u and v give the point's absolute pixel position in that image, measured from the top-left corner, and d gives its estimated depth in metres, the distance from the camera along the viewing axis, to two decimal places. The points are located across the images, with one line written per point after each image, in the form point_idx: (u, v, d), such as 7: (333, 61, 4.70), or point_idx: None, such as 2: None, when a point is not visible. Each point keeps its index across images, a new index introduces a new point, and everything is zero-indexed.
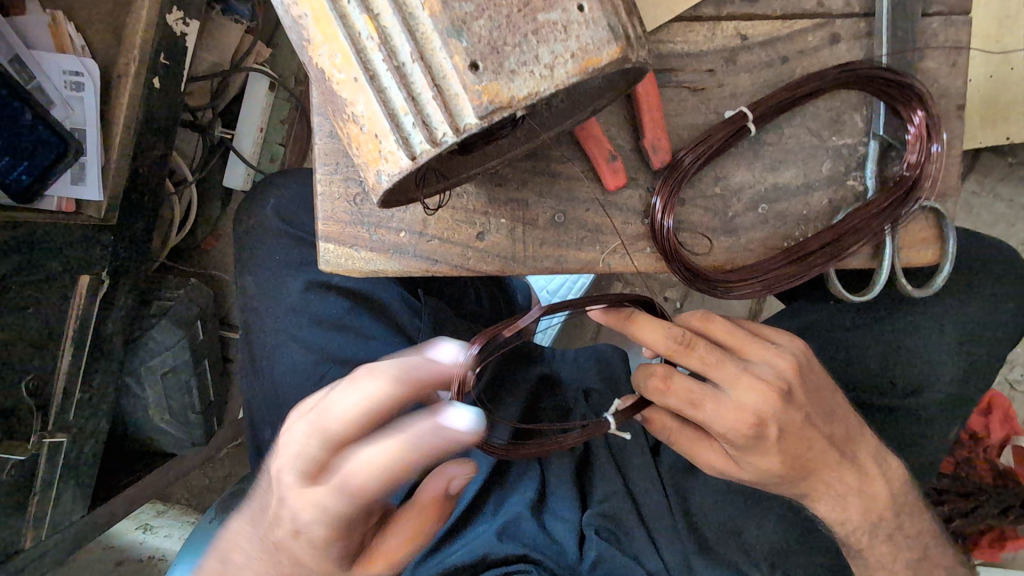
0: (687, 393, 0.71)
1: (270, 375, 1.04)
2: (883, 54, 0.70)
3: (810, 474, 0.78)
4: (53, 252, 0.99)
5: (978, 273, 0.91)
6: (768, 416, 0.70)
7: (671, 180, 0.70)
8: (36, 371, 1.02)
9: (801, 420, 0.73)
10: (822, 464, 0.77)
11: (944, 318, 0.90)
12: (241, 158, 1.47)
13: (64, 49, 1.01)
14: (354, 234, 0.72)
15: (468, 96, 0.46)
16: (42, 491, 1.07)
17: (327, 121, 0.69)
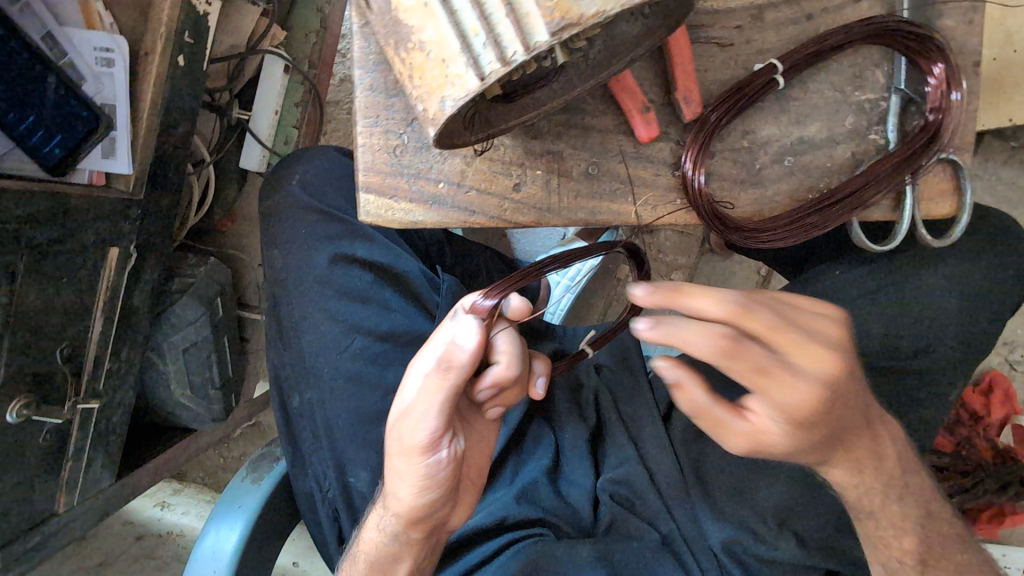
0: (758, 361, 0.59)
1: (299, 343, 1.07)
2: (906, 8, 0.74)
3: (840, 441, 0.70)
4: (84, 223, 1.00)
5: (988, 236, 0.95)
6: (734, 330, 0.59)
7: (701, 136, 0.73)
8: (69, 339, 1.03)
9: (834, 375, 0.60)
10: (850, 432, 0.69)
11: (955, 278, 0.93)
12: (257, 139, 1.49)
13: (93, 26, 1.06)
14: (394, 185, 0.74)
15: (540, 13, 0.46)
16: (73, 457, 1.09)
17: (370, 74, 0.72)
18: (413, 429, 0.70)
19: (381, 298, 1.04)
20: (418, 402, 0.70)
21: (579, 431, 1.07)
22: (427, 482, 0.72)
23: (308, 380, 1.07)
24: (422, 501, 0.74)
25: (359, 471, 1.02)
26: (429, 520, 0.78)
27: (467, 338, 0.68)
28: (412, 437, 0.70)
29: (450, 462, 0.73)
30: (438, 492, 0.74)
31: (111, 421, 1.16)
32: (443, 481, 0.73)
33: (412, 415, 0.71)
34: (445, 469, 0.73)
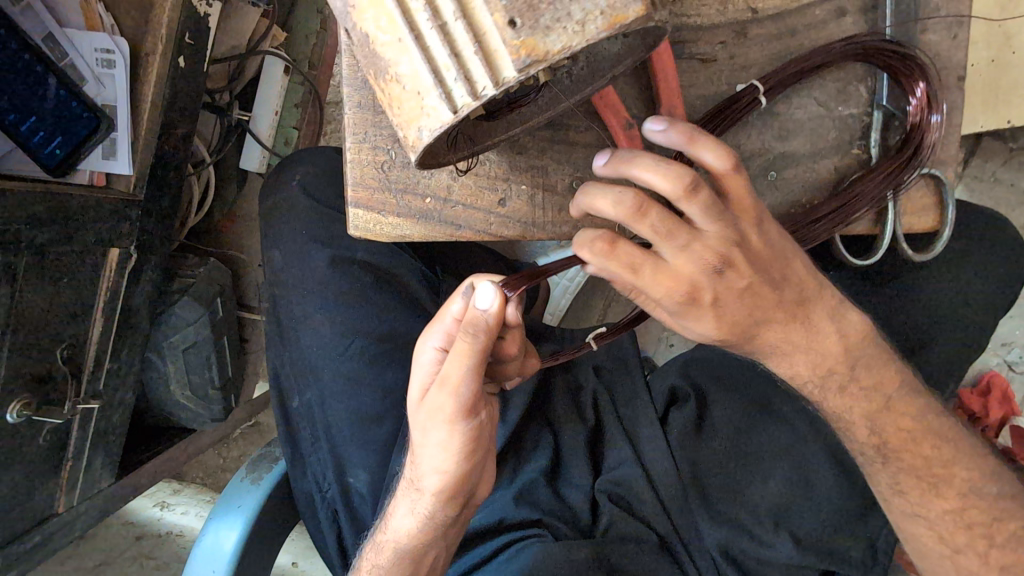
0: (630, 259, 0.59)
1: (298, 344, 1.05)
2: (888, 27, 0.74)
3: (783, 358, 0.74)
4: (87, 225, 1.02)
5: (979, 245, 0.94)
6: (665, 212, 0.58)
7: (685, 150, 0.73)
8: (68, 341, 1.04)
9: (743, 287, 0.62)
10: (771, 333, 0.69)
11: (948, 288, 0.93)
12: (257, 140, 1.50)
13: (95, 29, 1.03)
14: (382, 200, 0.75)
15: (507, 51, 0.47)
16: (74, 457, 1.12)
17: (357, 92, 0.73)
18: (446, 407, 0.72)
19: (377, 303, 1.03)
20: (445, 381, 0.71)
21: (577, 433, 1.06)
22: (467, 452, 0.77)
23: (307, 384, 1.05)
24: (462, 470, 0.79)
25: (358, 472, 1.02)
26: (466, 488, 0.82)
27: (494, 315, 0.66)
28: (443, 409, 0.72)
29: (482, 429, 0.77)
30: (473, 460, 0.79)
31: (110, 423, 1.19)
32: (477, 450, 0.78)
33: (441, 395, 0.71)
34: (480, 436, 0.77)
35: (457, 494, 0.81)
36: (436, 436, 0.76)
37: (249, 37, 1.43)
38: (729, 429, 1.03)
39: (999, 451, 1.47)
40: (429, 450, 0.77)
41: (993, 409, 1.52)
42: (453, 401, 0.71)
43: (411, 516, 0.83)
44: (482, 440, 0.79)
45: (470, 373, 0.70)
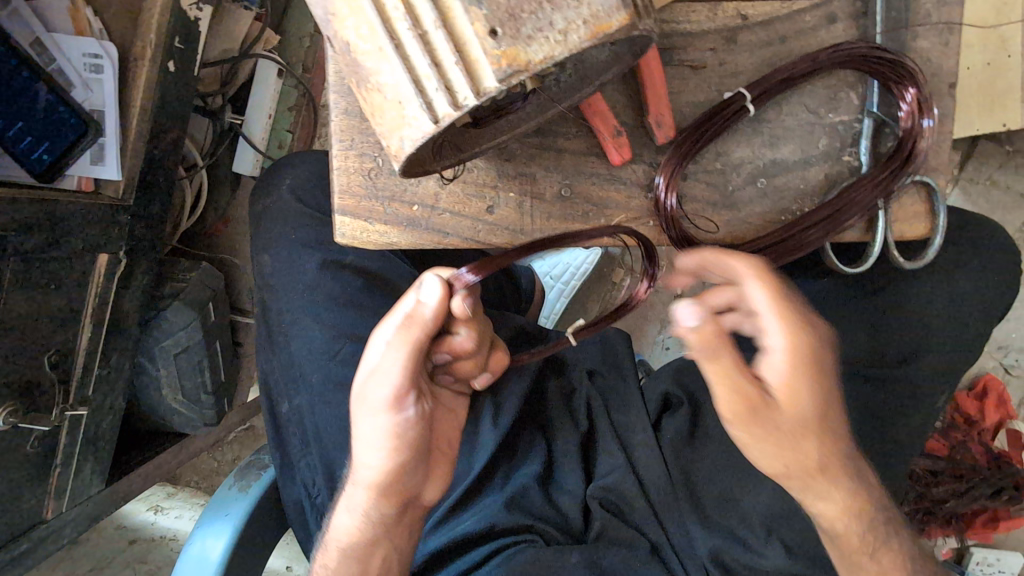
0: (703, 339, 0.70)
1: (287, 351, 1.05)
2: (878, 33, 0.73)
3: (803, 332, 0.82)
4: (74, 231, 1.01)
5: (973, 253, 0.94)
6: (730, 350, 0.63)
7: (674, 158, 0.73)
8: (56, 347, 1.04)
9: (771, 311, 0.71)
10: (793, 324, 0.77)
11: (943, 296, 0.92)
12: (250, 143, 1.49)
13: (83, 34, 1.03)
14: (369, 207, 0.75)
15: (488, 60, 0.46)
16: (63, 464, 1.11)
17: (343, 98, 0.72)
18: (379, 388, 0.73)
19: (367, 308, 1.02)
20: (383, 362, 0.73)
21: (569, 439, 1.05)
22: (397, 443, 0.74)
23: (296, 390, 1.05)
24: (394, 463, 0.75)
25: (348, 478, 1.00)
26: (400, 488, 0.78)
27: (437, 298, 0.71)
28: (377, 395, 0.73)
29: (418, 421, 0.75)
30: (407, 455, 0.76)
31: (100, 428, 1.18)
32: (412, 442, 0.76)
33: (376, 374, 0.73)
34: (414, 429, 0.75)
35: (389, 493, 0.78)
36: (366, 424, 0.75)
37: (241, 41, 1.41)
38: (722, 436, 1.02)
39: (995, 454, 1.48)
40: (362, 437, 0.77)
41: (989, 413, 1.53)
42: (384, 381, 0.73)
43: (349, 513, 0.80)
44: (410, 435, 0.75)
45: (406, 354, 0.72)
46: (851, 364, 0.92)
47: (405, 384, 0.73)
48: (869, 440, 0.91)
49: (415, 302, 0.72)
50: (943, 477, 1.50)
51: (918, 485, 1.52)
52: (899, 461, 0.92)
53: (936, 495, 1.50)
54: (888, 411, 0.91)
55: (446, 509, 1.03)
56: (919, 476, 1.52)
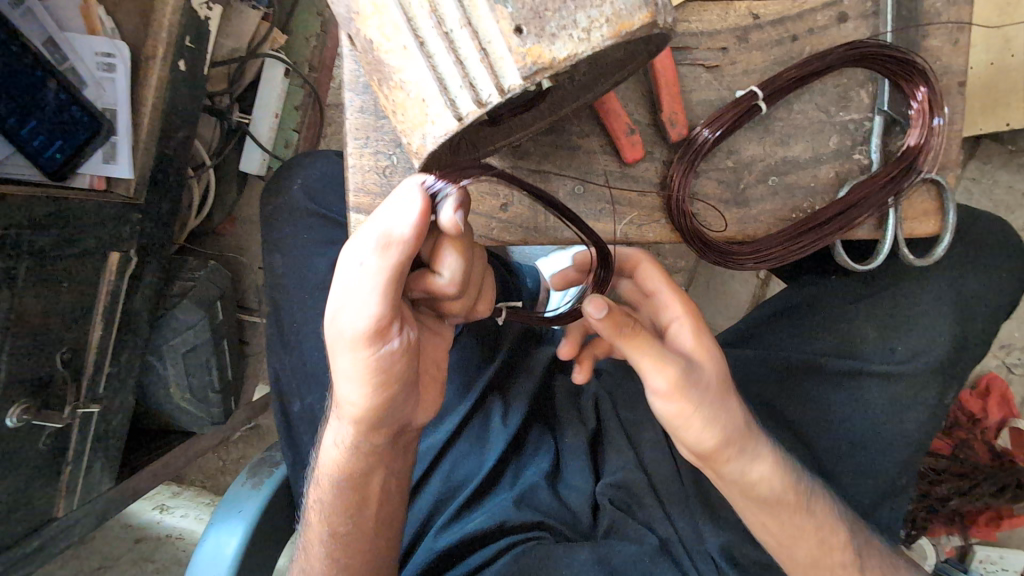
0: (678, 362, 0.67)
1: (298, 348, 1.05)
2: (888, 32, 0.74)
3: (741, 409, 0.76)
4: (86, 228, 1.01)
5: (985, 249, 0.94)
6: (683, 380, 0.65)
7: (687, 156, 0.74)
8: (69, 344, 1.04)
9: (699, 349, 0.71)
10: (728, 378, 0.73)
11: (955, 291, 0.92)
12: (257, 143, 1.49)
13: (95, 32, 1.02)
14: (383, 205, 0.75)
15: (513, 58, 0.47)
16: (73, 462, 1.12)
17: (359, 97, 0.73)
18: (356, 321, 0.60)
19: None
20: (365, 299, 0.60)
21: (578, 437, 1.06)
22: (379, 376, 0.64)
23: (307, 387, 1.05)
24: (383, 396, 0.67)
25: None
26: (390, 416, 0.71)
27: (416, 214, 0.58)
28: (349, 328, 0.61)
29: (410, 350, 0.65)
30: (401, 383, 0.67)
31: (110, 426, 1.19)
32: (400, 373, 0.66)
33: (359, 307, 0.60)
34: (406, 358, 0.65)
35: (376, 424, 0.71)
36: (338, 357, 0.64)
37: (249, 41, 1.42)
38: None
39: (999, 452, 1.48)
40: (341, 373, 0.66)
41: (992, 411, 1.54)
42: (367, 311, 0.60)
43: (338, 445, 0.75)
44: (389, 373, 0.65)
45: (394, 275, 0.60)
46: (861, 360, 0.92)
47: (392, 309, 0.61)
48: (875, 435, 0.92)
49: (386, 221, 0.59)
50: (946, 475, 1.50)
51: (922, 482, 1.53)
52: (907, 457, 0.92)
53: (940, 492, 1.52)
54: (894, 407, 0.92)
55: (458, 506, 1.02)
56: (924, 473, 1.53)
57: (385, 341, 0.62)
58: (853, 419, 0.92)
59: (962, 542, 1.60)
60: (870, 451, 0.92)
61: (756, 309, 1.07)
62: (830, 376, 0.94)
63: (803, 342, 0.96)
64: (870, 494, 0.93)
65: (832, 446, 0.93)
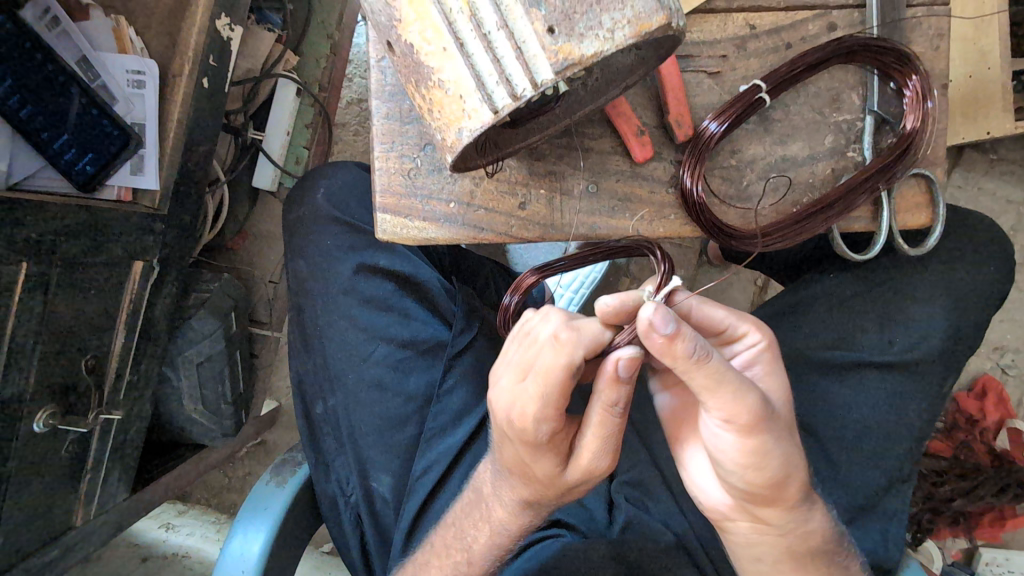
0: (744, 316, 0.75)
1: (321, 352, 1.06)
2: (875, 25, 0.80)
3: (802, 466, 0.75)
4: (114, 236, 1.05)
5: (984, 240, 0.97)
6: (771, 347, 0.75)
7: (695, 151, 0.79)
8: (93, 352, 1.07)
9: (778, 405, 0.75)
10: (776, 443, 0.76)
11: (952, 283, 0.96)
12: (270, 159, 1.54)
13: (126, 51, 1.07)
14: (408, 205, 0.80)
15: (545, 55, 0.52)
16: (93, 469, 1.13)
17: (386, 104, 0.78)
18: (527, 428, 0.69)
19: (401, 309, 1.04)
20: (525, 388, 0.68)
21: None
22: (558, 454, 0.72)
23: (329, 391, 1.06)
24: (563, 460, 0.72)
25: (381, 475, 1.02)
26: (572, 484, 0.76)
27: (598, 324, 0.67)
28: (528, 398, 0.68)
29: (601, 435, 0.69)
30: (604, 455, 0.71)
31: (128, 434, 1.20)
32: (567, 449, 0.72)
33: (532, 421, 0.68)
34: (602, 434, 0.69)
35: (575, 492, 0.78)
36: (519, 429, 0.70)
37: (264, 62, 1.48)
38: None
39: (998, 452, 1.52)
40: (518, 465, 0.77)
41: (991, 411, 1.57)
42: (540, 422, 0.68)
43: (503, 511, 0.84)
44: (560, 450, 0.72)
45: (553, 390, 0.66)
46: (859, 352, 0.96)
47: (557, 413, 0.68)
48: (878, 421, 0.96)
49: (579, 324, 0.67)
50: (948, 475, 1.54)
51: (925, 483, 1.55)
52: (907, 445, 0.96)
53: (944, 494, 1.54)
54: (893, 395, 0.96)
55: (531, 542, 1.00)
56: (925, 474, 1.55)
57: (551, 439, 0.70)
58: (857, 407, 0.96)
59: (968, 545, 1.63)
60: (872, 440, 0.95)
61: (757, 309, 1.11)
62: (834, 368, 0.97)
63: (807, 335, 1.00)
64: (875, 482, 0.95)
65: (838, 436, 0.96)
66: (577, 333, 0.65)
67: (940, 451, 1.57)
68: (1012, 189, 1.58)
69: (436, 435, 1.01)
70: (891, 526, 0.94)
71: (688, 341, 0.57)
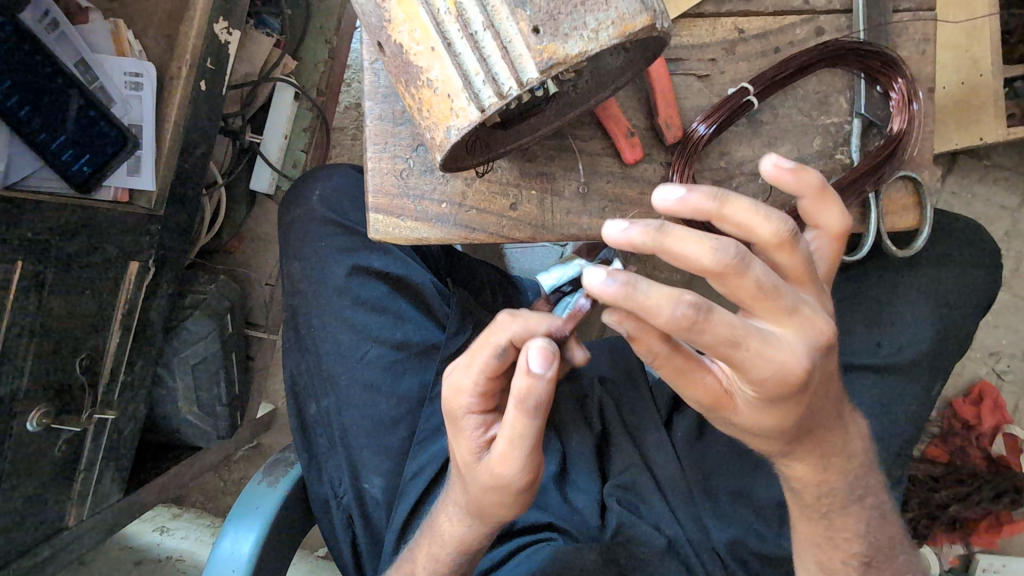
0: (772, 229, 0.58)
1: (315, 353, 1.07)
2: (862, 29, 0.81)
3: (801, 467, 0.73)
4: (109, 237, 1.05)
5: (973, 243, 0.98)
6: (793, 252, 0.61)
7: (684, 152, 0.80)
8: (87, 352, 1.07)
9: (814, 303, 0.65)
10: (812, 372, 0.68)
11: (940, 286, 0.96)
12: (267, 162, 1.55)
13: (124, 53, 1.09)
14: (400, 205, 0.80)
15: (530, 55, 0.53)
16: (86, 470, 1.13)
17: (379, 105, 0.79)
18: (451, 404, 0.71)
19: (394, 310, 1.05)
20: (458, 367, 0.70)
21: (585, 438, 1.06)
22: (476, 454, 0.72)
23: (322, 392, 1.07)
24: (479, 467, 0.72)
25: (373, 476, 1.02)
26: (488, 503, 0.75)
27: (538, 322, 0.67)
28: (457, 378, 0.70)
29: (511, 440, 0.66)
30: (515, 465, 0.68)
31: (122, 435, 1.20)
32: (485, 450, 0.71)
33: (460, 392, 0.69)
34: (514, 439, 0.66)
35: (485, 505, 0.76)
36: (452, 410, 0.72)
37: (261, 65, 1.49)
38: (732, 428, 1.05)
39: (994, 457, 1.53)
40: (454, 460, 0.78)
41: (986, 417, 1.57)
42: (467, 395, 0.69)
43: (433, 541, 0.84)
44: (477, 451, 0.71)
45: (485, 366, 0.67)
46: (848, 354, 0.97)
47: (489, 392, 0.69)
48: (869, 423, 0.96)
49: (517, 318, 0.67)
50: (944, 481, 1.54)
51: (921, 489, 1.55)
52: (898, 447, 0.96)
53: (940, 499, 1.54)
54: (882, 397, 0.96)
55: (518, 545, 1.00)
56: (921, 480, 1.55)
57: (474, 421, 0.71)
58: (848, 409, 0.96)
59: (964, 551, 1.62)
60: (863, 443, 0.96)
61: None
62: None
63: None
64: None
65: None
66: (513, 320, 0.66)
67: (936, 457, 1.58)
68: (1004, 195, 1.59)
69: (428, 437, 1.02)
70: None
71: (650, 301, 0.53)
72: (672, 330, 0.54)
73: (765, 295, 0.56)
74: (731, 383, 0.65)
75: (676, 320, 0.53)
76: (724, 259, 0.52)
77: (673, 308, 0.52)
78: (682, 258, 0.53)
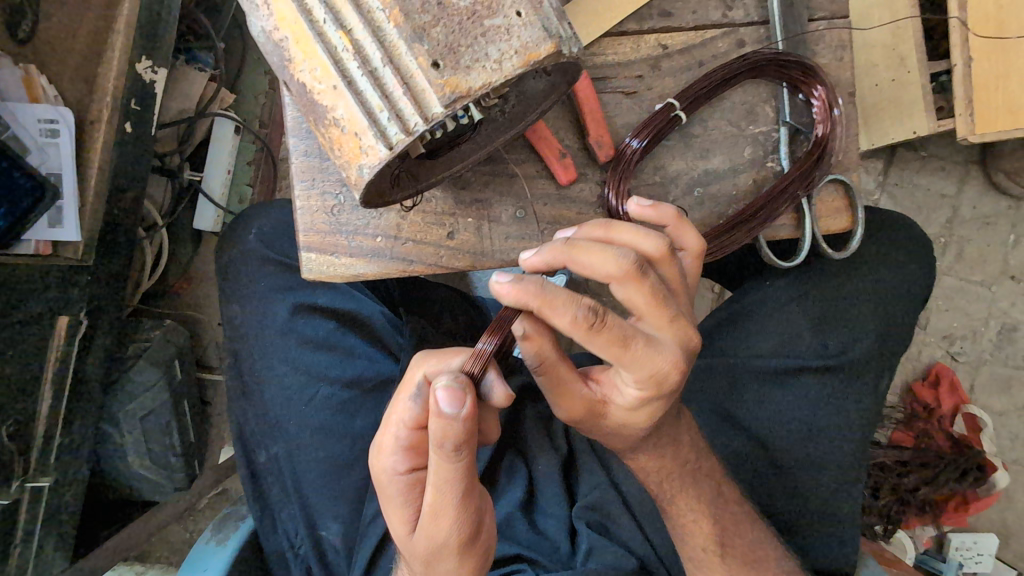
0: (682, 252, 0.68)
1: (262, 398, 1.03)
2: (780, 39, 0.82)
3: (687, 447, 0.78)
4: (33, 294, 1.00)
5: (908, 237, 1.00)
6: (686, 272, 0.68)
7: (618, 170, 0.79)
8: (13, 419, 1.00)
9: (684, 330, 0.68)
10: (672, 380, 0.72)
11: (880, 281, 0.98)
12: (209, 200, 1.50)
13: (37, 99, 0.99)
14: (334, 242, 0.78)
15: (433, 89, 0.51)
16: (22, 543, 1.06)
17: (303, 142, 0.77)
18: (380, 470, 0.68)
19: (344, 348, 1.02)
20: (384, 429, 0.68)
21: (550, 462, 1.03)
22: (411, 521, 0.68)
23: (272, 437, 1.02)
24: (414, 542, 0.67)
25: (330, 522, 0.97)
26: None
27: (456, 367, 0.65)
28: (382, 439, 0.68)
29: (437, 492, 0.63)
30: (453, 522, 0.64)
31: (63, 501, 1.13)
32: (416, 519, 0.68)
33: (382, 452, 0.67)
34: (445, 493, 0.63)
35: None
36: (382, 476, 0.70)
37: (197, 102, 1.45)
38: None
39: (957, 438, 1.56)
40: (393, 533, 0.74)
41: (946, 400, 1.61)
42: (391, 454, 0.67)
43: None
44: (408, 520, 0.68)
45: (403, 417, 0.66)
46: (799, 357, 0.98)
47: (414, 447, 0.67)
48: (825, 423, 0.96)
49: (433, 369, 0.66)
50: (912, 465, 1.57)
51: (890, 477, 1.58)
52: (854, 446, 0.97)
53: (909, 485, 1.57)
54: (834, 394, 0.97)
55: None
56: (890, 467, 1.58)
57: (404, 484, 0.68)
58: (804, 409, 0.97)
59: (938, 532, 1.65)
60: (821, 443, 0.96)
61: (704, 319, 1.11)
62: (779, 373, 0.98)
63: (752, 343, 1.00)
64: (828, 483, 0.95)
65: (790, 441, 0.96)
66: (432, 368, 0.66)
67: (903, 442, 1.63)
68: (943, 184, 1.64)
69: None
70: (846, 528, 0.94)
71: (557, 304, 0.56)
72: (570, 333, 0.57)
73: (657, 303, 0.60)
74: (608, 394, 0.67)
75: (575, 320, 0.56)
76: (620, 268, 0.58)
77: (568, 309, 0.55)
78: (580, 266, 0.60)
